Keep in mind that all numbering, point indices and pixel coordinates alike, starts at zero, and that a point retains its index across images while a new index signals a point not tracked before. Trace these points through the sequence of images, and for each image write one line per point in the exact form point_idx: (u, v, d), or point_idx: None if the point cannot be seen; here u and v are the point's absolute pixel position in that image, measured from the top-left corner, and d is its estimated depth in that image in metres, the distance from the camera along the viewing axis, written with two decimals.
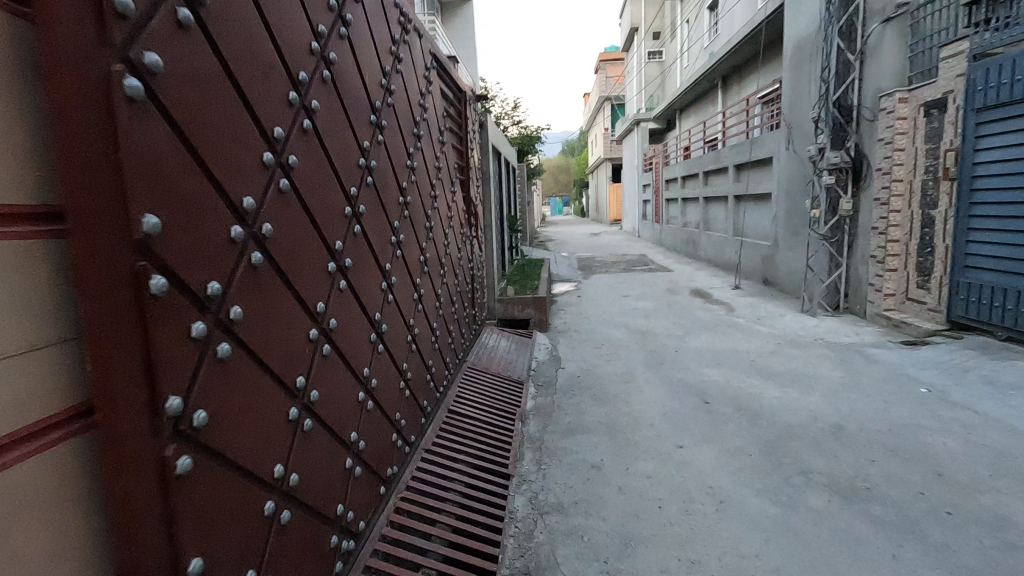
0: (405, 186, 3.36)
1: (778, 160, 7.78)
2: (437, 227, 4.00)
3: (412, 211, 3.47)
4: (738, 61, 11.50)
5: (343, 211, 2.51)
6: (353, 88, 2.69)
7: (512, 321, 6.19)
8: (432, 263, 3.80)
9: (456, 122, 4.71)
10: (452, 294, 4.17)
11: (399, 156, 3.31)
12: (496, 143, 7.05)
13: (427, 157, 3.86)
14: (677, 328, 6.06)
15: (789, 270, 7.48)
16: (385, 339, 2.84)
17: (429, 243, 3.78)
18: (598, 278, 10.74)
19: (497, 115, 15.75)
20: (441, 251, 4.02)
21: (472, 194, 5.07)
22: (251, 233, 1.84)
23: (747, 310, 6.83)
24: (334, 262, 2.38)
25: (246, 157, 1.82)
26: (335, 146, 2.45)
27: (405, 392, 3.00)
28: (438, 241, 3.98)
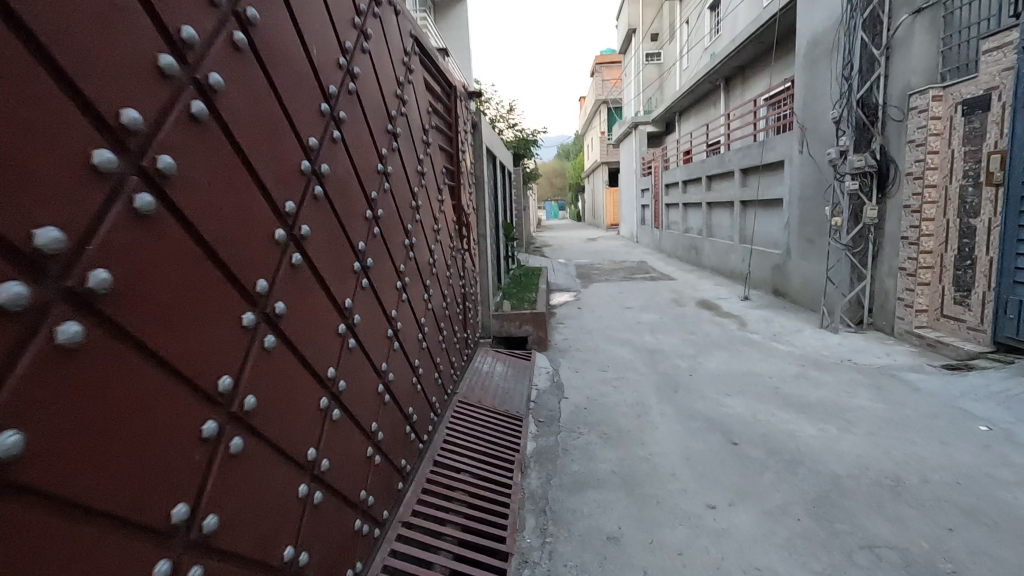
0: (374, 198, 2.89)
1: (791, 163, 7.32)
2: (421, 242, 3.53)
3: (385, 228, 3.01)
4: (743, 61, 11.01)
5: (271, 236, 2.03)
6: (291, 74, 2.22)
7: (508, 339, 5.69)
8: (414, 284, 3.34)
9: (446, 119, 4.23)
10: (440, 318, 3.71)
11: (366, 161, 2.83)
12: (491, 145, 6.57)
13: (407, 161, 3.38)
14: (687, 345, 5.58)
15: (804, 281, 7.01)
16: (342, 400, 2.40)
17: (410, 262, 3.32)
18: (599, 287, 10.26)
19: (492, 118, 15.19)
20: (425, 269, 3.55)
21: (463, 200, 4.60)
22: (65, 289, 1.22)
23: (760, 325, 6.36)
24: (253, 313, 1.88)
25: (56, 166, 1.21)
26: (255, 145, 1.97)
27: (373, 461, 2.57)
28: (422, 259, 3.52)
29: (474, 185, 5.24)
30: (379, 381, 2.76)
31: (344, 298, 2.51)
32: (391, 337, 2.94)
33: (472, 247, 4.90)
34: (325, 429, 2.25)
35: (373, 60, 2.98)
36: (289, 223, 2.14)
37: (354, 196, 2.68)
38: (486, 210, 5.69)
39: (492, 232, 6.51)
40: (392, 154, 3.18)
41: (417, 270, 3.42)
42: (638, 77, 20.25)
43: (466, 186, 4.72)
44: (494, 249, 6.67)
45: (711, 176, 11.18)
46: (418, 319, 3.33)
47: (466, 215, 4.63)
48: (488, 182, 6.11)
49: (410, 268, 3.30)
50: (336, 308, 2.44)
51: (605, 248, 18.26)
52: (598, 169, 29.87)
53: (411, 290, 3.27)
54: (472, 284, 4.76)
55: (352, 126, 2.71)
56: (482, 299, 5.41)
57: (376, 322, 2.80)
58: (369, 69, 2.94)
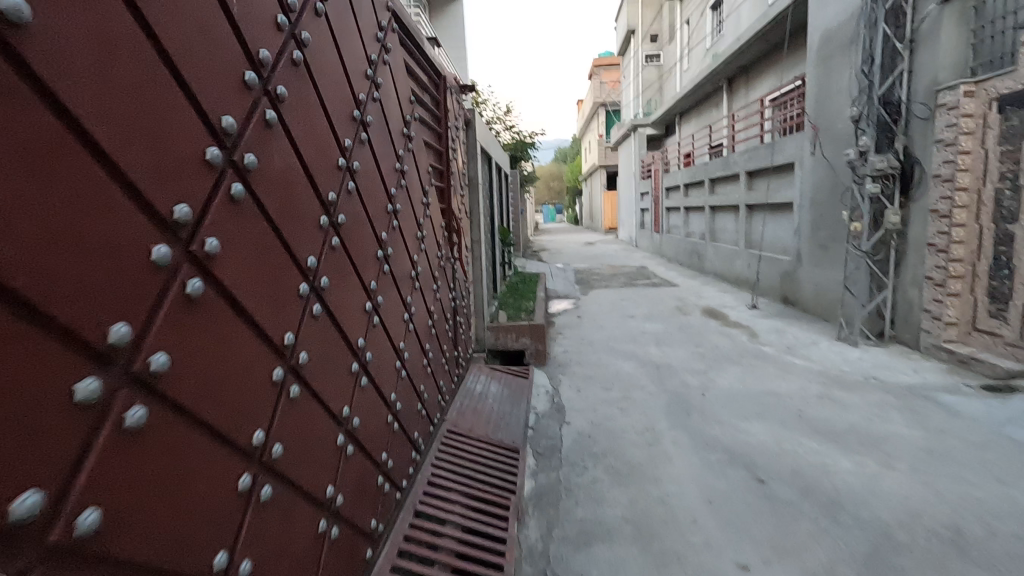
0: (333, 202, 2.40)
1: (802, 165, 6.96)
2: (395, 252, 3.05)
3: (346, 238, 2.52)
4: (748, 60, 10.66)
5: (152, 257, 1.42)
6: (198, 29, 1.64)
7: (504, 352, 5.31)
8: (384, 304, 2.85)
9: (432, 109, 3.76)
10: (421, 338, 3.24)
11: (321, 158, 2.34)
12: (487, 144, 6.19)
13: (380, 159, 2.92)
14: (696, 360, 5.19)
15: (816, 289, 6.64)
16: (276, 468, 1.88)
17: (382, 276, 2.85)
18: (599, 294, 9.89)
19: (489, 119, 14.84)
20: (403, 283, 3.09)
21: (453, 201, 4.15)
22: None
23: (773, 337, 5.98)
24: (103, 378, 1.26)
25: None
26: (123, 127, 1.35)
27: (325, 537, 2.09)
28: (397, 272, 3.03)
29: (467, 186, 4.83)
30: (337, 427, 2.30)
31: (284, 330, 1.99)
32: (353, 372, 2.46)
33: (464, 253, 4.46)
34: (248, 513, 1.73)
35: (336, 34, 2.52)
36: (184, 235, 1.54)
37: (300, 199, 2.16)
38: (480, 214, 5.32)
39: (487, 238, 6.13)
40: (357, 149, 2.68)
41: (389, 285, 2.93)
42: (637, 78, 19.92)
43: (456, 185, 4.26)
44: (489, 256, 6.28)
45: (714, 179, 10.82)
46: (391, 343, 2.86)
47: (456, 218, 4.19)
48: (482, 183, 5.72)
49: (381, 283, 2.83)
50: (270, 343, 1.92)
51: (603, 252, 17.94)
52: (596, 172, 29.54)
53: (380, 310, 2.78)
54: (464, 294, 4.33)
55: (303, 110, 2.22)
56: (475, 311, 5.02)
57: (332, 353, 2.31)
58: (330, 47, 2.47)
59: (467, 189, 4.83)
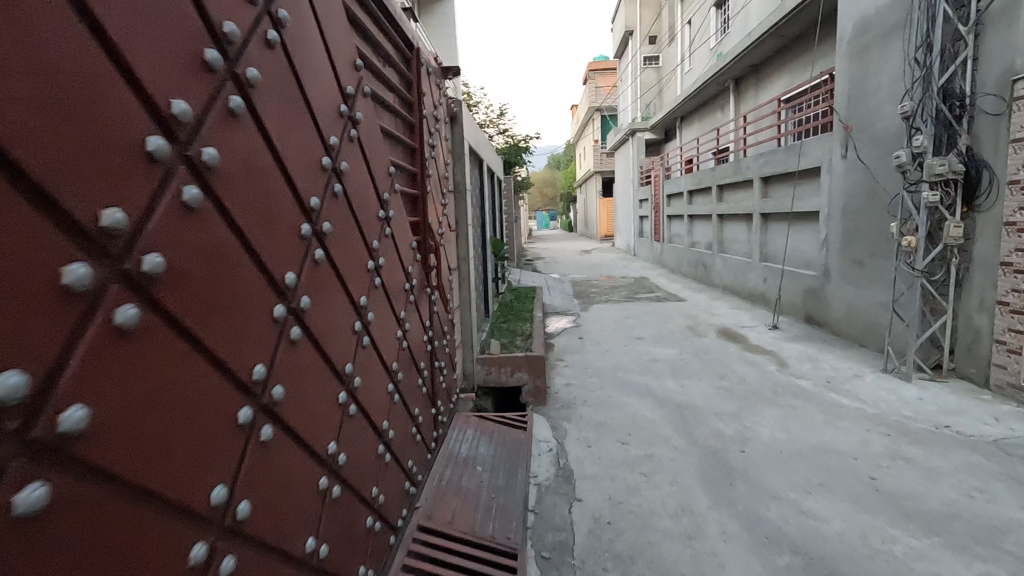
0: (118, 230, 0.95)
1: (831, 170, 6.21)
2: (334, 293, 1.74)
3: (201, 272, 1.15)
4: (759, 59, 9.92)
5: None
6: None
7: (497, 389, 4.50)
8: (300, 388, 1.51)
9: (406, 75, 2.56)
10: (376, 425, 1.96)
11: (108, 98, 0.95)
12: (478, 145, 5.41)
13: (305, 130, 1.62)
14: (723, 398, 4.41)
15: (851, 310, 5.86)
16: None
17: (300, 335, 1.53)
18: (600, 309, 9.11)
19: (482, 123, 14.11)
20: (346, 341, 1.79)
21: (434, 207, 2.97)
22: None
23: (806, 367, 5.19)
24: None
25: None
26: None
27: None
28: (335, 324, 1.73)
29: (453, 190, 4.05)
30: None
31: None
32: (194, 566, 1.08)
33: (446, 276, 3.29)
34: None
35: None
36: None
37: None
38: (471, 226, 4.58)
39: (478, 254, 5.35)
40: (246, 106, 1.34)
41: (315, 350, 1.60)
42: (635, 82, 19.25)
43: (435, 185, 3.06)
44: (480, 273, 5.47)
45: (723, 186, 10.08)
46: (316, 456, 1.57)
47: (437, 231, 3.00)
48: (472, 190, 4.94)
49: (297, 351, 1.51)
50: None
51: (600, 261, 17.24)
52: (591, 179, 28.86)
53: (291, 406, 1.46)
54: (447, 327, 3.19)
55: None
56: (461, 341, 4.21)
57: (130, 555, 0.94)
58: None
59: (453, 195, 4.05)
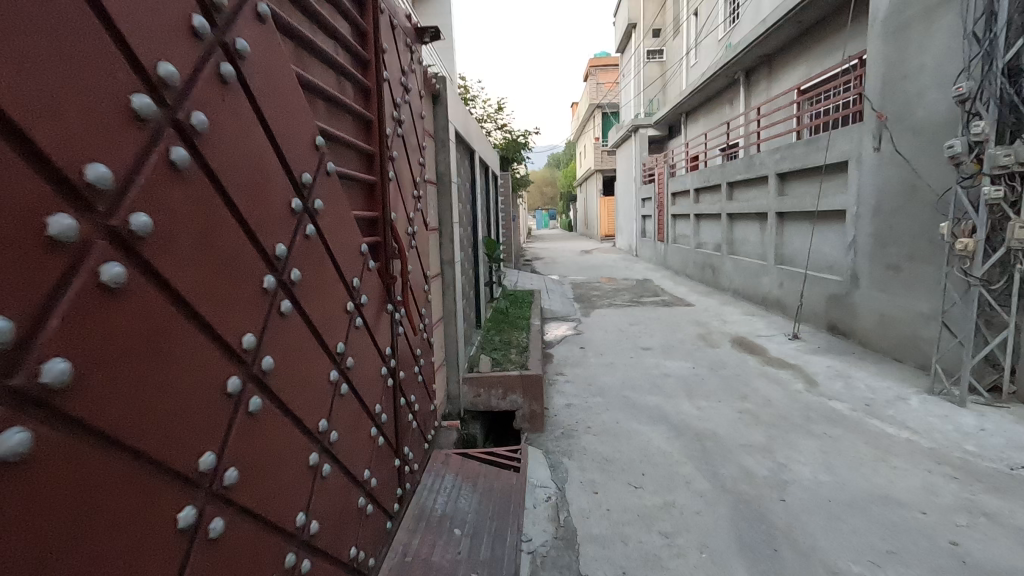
0: None
1: (861, 165, 5.60)
2: (168, 331, 1.05)
3: None
4: (771, 49, 9.33)
5: None
6: None
7: (487, 413, 3.90)
8: (48, 536, 0.81)
9: (359, 24, 1.94)
10: (273, 519, 1.34)
11: None
12: (469, 133, 4.81)
13: (81, 51, 0.90)
14: (749, 425, 3.81)
15: (884, 320, 5.27)
16: None
17: (52, 439, 0.82)
18: (602, 314, 8.51)
19: (479, 118, 13.52)
20: (202, 402, 1.13)
21: (402, 198, 2.33)
22: None
23: (837, 385, 4.60)
24: None
25: None
26: None
27: None
28: (167, 382, 1.04)
29: (433, 178, 3.43)
30: None
31: None
32: None
33: (422, 286, 2.66)
34: None
35: None
36: None
37: None
38: (457, 224, 3.98)
39: (467, 257, 4.75)
40: None
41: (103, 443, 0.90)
42: (637, 77, 18.63)
43: (405, 170, 2.40)
44: (470, 277, 4.86)
45: (733, 183, 9.47)
46: None
47: (405, 229, 2.35)
48: (459, 184, 4.33)
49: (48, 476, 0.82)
50: None
51: (602, 261, 16.67)
52: (591, 178, 28.24)
53: None
54: (421, 349, 2.56)
55: None
56: (443, 358, 3.61)
57: None
58: None
59: (433, 185, 3.45)
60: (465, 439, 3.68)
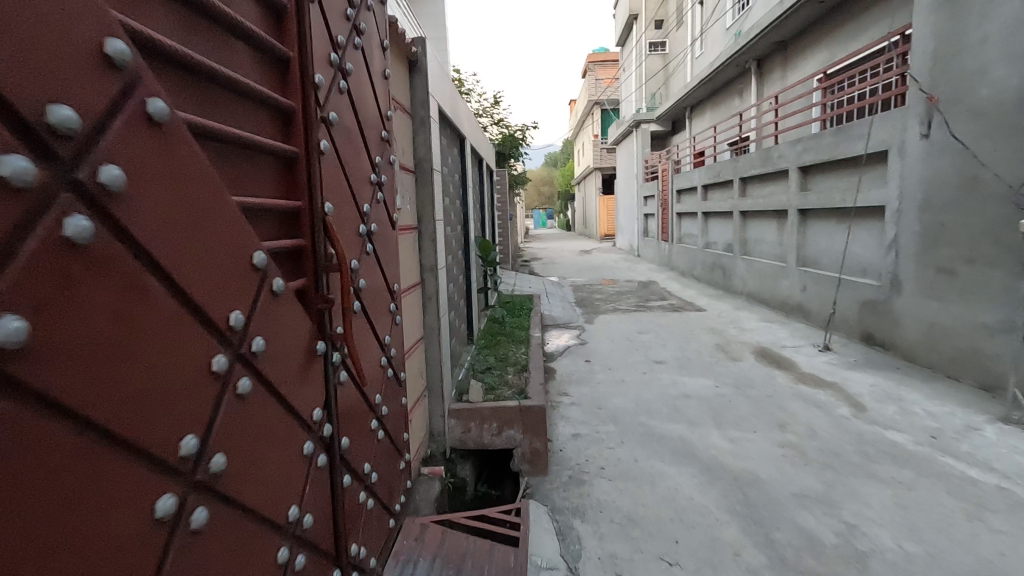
0: None
1: (903, 155, 4.94)
2: None
3: None
4: (787, 34, 8.67)
5: None
6: None
7: (478, 451, 3.23)
8: None
9: None
10: None
11: None
12: (458, 117, 4.14)
13: None
14: (796, 465, 3.15)
15: (932, 332, 4.63)
16: None
17: None
18: (606, 320, 7.84)
19: (475, 112, 12.85)
20: None
21: (350, 184, 1.57)
22: None
23: (888, 409, 3.95)
24: None
25: None
26: None
27: None
28: None
29: (405, 164, 2.70)
30: None
31: None
32: None
33: (384, 306, 1.91)
34: None
35: None
36: None
37: None
38: (441, 223, 3.28)
39: (456, 261, 4.07)
40: None
41: None
42: (639, 70, 17.97)
43: (355, 143, 1.64)
44: (459, 284, 4.18)
45: (745, 179, 8.80)
46: None
47: (355, 228, 1.59)
48: (445, 174, 3.66)
49: None
50: None
51: (602, 262, 15.99)
52: (590, 176, 27.56)
53: None
54: (381, 397, 1.82)
55: None
56: (422, 387, 2.93)
57: None
58: None
59: (406, 174, 2.71)
60: (452, 486, 3.00)
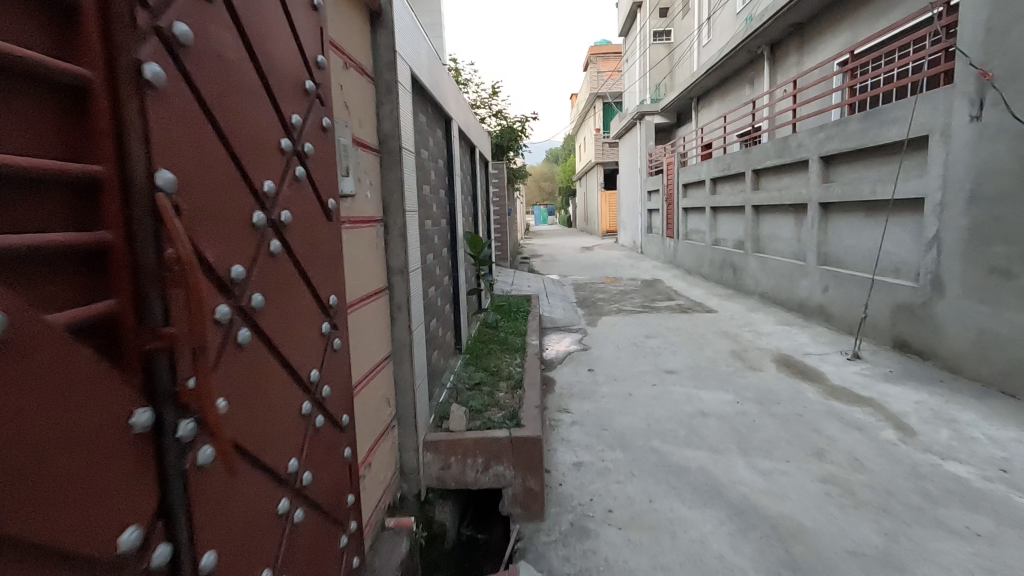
0: None
1: (948, 140, 4.37)
2: None
3: None
4: (803, 16, 8.08)
5: None
6: None
7: (460, 490, 2.68)
8: None
9: None
10: None
11: None
12: (442, 94, 3.57)
13: None
14: (845, 509, 2.60)
15: (982, 341, 4.08)
16: None
17: None
18: (610, 323, 7.28)
19: (471, 103, 12.27)
20: None
21: (229, 145, 1.01)
22: None
23: (941, 433, 3.39)
24: None
25: None
26: None
27: None
28: None
29: (363, 140, 2.13)
30: None
31: None
32: None
33: (310, 327, 1.35)
34: None
35: None
36: None
37: None
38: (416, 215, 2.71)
39: (439, 261, 3.51)
40: None
41: None
42: (643, 61, 17.33)
43: (244, 86, 1.07)
44: (443, 287, 3.61)
45: (759, 171, 8.21)
46: None
47: (238, 215, 1.03)
48: (424, 159, 3.10)
49: None
50: None
51: (604, 259, 15.42)
52: (591, 171, 26.93)
53: None
54: (301, 461, 1.27)
55: None
56: (387, 417, 2.38)
57: None
58: None
59: (364, 152, 2.14)
60: (426, 536, 2.46)
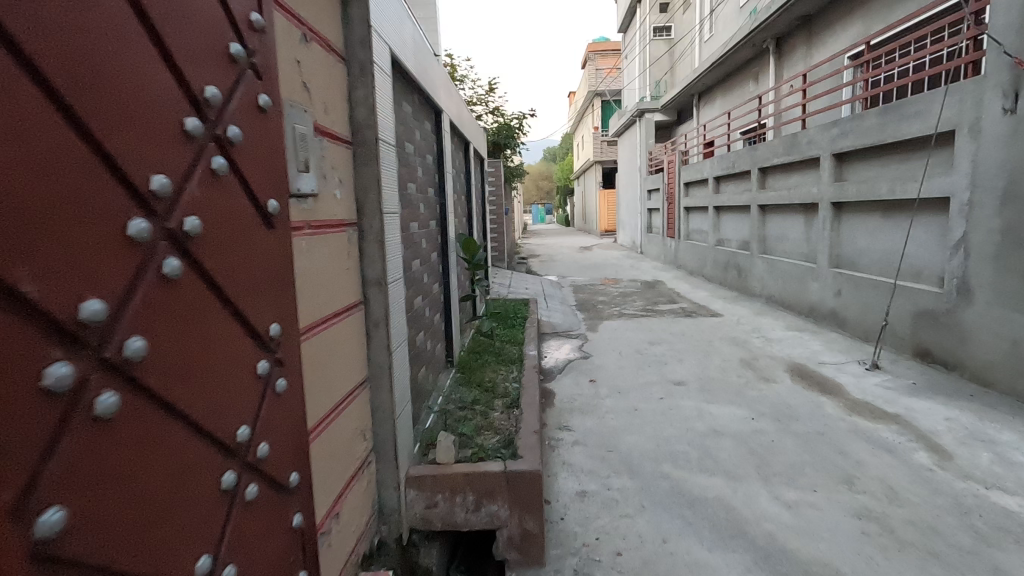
0: None
1: (978, 135, 4.06)
2: None
3: None
4: (812, 8, 7.76)
5: None
6: None
7: (448, 530, 2.36)
8: None
9: None
10: None
11: None
12: (431, 83, 3.23)
13: None
14: (886, 553, 2.29)
15: (1016, 353, 3.77)
16: None
17: None
18: (612, 328, 6.95)
19: (468, 100, 11.94)
20: None
21: (75, 121, 0.67)
22: None
23: (980, 457, 3.08)
24: None
25: None
26: None
27: None
28: None
29: (331, 129, 1.80)
30: None
31: None
32: None
33: (236, 370, 1.02)
34: None
35: None
36: None
37: None
38: (399, 218, 2.38)
39: (427, 267, 3.17)
40: None
41: None
42: (643, 57, 17.01)
43: (112, 36, 0.74)
44: (432, 296, 3.28)
45: (765, 169, 7.90)
46: None
47: (92, 225, 0.69)
48: (409, 152, 2.76)
49: None
50: None
51: (603, 259, 15.10)
52: (590, 169, 26.58)
53: None
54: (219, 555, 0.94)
55: None
56: (363, 452, 2.04)
57: None
58: None
59: (332, 144, 1.80)
60: None
